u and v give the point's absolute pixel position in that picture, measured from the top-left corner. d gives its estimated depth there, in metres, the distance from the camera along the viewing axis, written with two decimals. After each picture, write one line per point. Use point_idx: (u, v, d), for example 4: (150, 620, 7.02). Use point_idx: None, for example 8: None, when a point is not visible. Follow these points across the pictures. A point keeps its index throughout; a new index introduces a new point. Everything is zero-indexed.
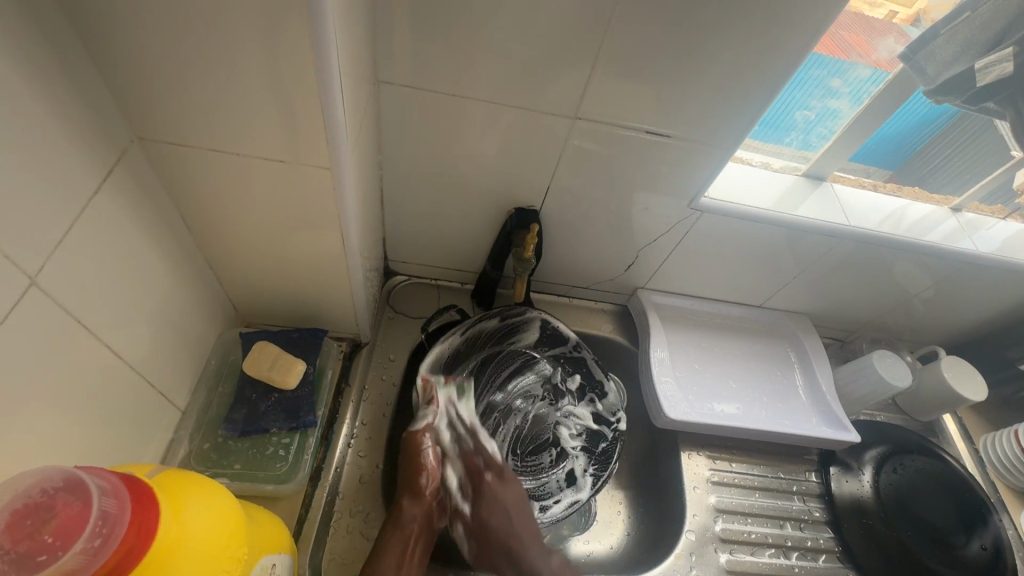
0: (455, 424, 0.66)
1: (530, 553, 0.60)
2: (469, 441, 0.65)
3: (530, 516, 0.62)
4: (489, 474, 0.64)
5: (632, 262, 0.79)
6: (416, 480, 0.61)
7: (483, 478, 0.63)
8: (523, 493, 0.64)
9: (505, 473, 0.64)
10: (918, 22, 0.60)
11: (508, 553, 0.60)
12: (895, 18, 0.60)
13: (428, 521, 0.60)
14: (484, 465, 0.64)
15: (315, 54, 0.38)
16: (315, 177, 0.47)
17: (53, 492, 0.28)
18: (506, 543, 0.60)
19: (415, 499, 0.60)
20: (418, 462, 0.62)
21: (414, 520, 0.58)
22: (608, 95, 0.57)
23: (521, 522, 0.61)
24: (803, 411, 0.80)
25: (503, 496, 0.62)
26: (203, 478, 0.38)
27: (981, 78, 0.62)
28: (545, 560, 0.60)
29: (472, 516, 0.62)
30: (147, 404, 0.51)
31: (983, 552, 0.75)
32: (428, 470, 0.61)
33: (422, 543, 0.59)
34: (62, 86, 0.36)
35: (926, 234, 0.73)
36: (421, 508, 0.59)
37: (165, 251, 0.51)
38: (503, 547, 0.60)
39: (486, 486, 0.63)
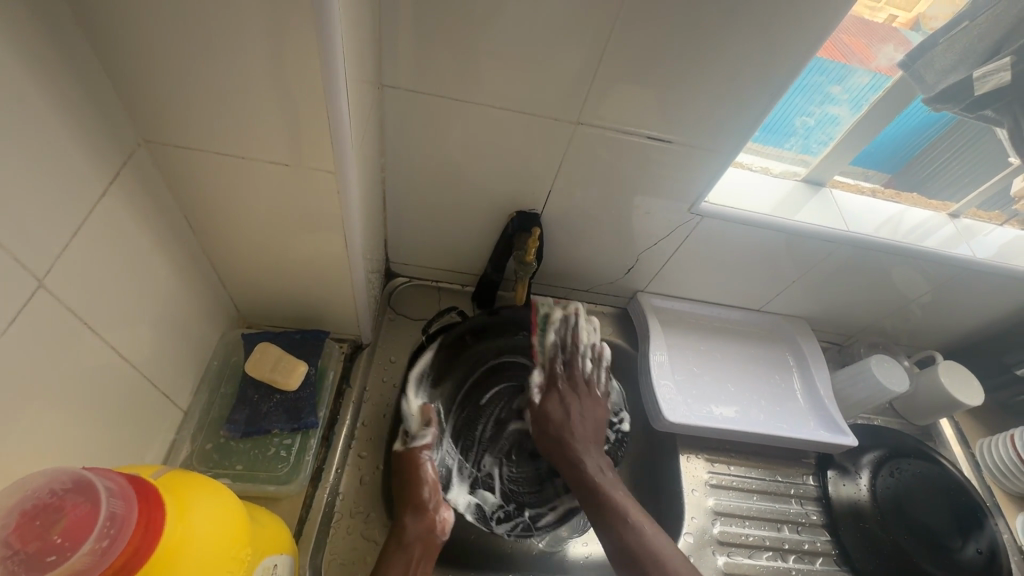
0: (564, 332, 0.77)
1: (577, 451, 0.69)
2: (568, 350, 0.77)
3: (590, 424, 0.72)
4: (564, 382, 0.75)
5: (632, 265, 0.80)
6: (419, 494, 0.61)
7: (560, 382, 0.75)
8: (595, 411, 0.73)
9: (583, 387, 0.75)
10: (917, 27, 0.61)
11: (561, 444, 0.70)
12: (893, 22, 0.60)
13: (433, 533, 0.61)
14: (565, 375, 0.76)
15: (323, 61, 0.38)
16: (320, 180, 0.48)
17: (62, 493, 0.29)
18: (561, 434, 0.70)
19: (418, 514, 0.60)
20: (418, 476, 0.63)
21: (417, 536, 0.59)
22: (611, 100, 0.58)
23: (577, 426, 0.71)
24: (801, 415, 0.80)
25: (571, 401, 0.73)
26: (208, 479, 0.38)
27: (979, 87, 0.62)
28: (589, 460, 0.69)
29: (537, 407, 0.73)
30: (150, 405, 0.52)
31: (979, 556, 0.75)
32: (429, 483, 0.62)
33: (427, 556, 0.59)
34: (71, 90, 0.37)
35: (923, 239, 0.74)
36: (424, 524, 0.60)
37: (169, 253, 0.51)
38: (558, 439, 0.71)
39: (564, 387, 0.74)
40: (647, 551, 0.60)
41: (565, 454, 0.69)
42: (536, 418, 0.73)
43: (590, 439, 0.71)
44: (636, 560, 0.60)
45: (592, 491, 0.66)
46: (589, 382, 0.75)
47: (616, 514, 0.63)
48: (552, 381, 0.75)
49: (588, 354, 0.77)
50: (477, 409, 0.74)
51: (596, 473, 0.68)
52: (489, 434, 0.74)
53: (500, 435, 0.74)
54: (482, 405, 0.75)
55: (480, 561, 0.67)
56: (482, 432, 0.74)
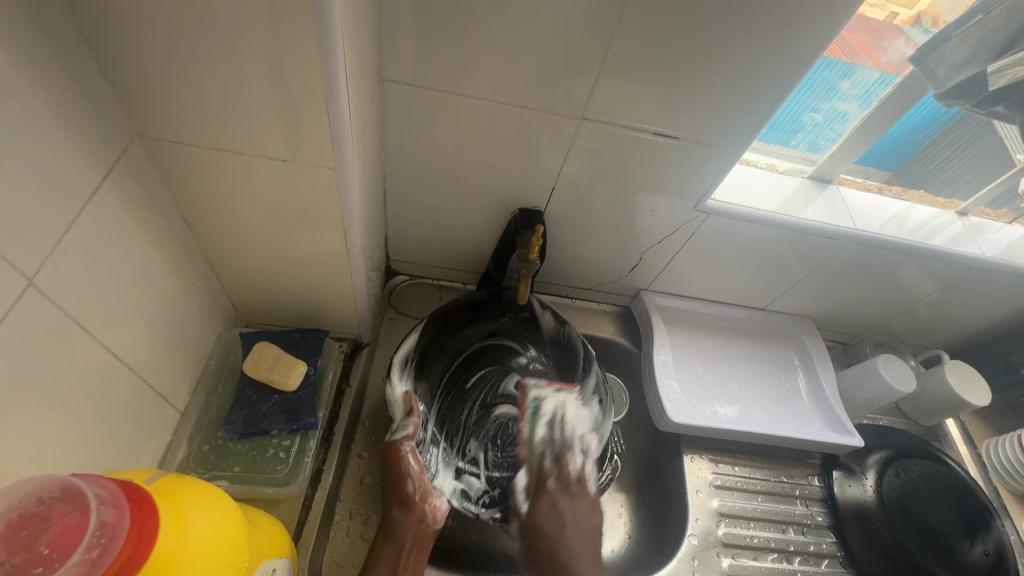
0: (554, 426, 0.70)
1: (571, 559, 0.64)
2: (558, 446, 0.69)
3: (582, 524, 0.67)
4: (554, 483, 0.68)
5: (635, 264, 0.79)
6: (403, 489, 0.60)
7: (552, 481, 0.68)
8: (588, 514, 0.68)
9: (576, 486, 0.68)
10: (919, 23, 0.61)
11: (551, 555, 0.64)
12: (893, 18, 0.60)
13: (425, 523, 0.60)
14: (554, 477, 0.68)
15: (322, 54, 0.37)
16: (319, 177, 0.47)
17: (50, 501, 0.28)
18: (551, 546, 0.65)
19: (404, 507, 0.59)
20: (400, 472, 0.61)
21: (407, 528, 0.59)
22: (616, 96, 0.56)
23: (571, 535, 0.65)
24: (807, 415, 0.80)
25: (563, 505, 0.67)
26: (203, 483, 0.37)
27: (993, 82, 0.58)
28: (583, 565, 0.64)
29: (524, 517, 0.66)
30: (146, 407, 0.51)
31: (986, 558, 0.74)
32: (413, 476, 0.60)
33: (419, 548, 0.59)
34: (62, 83, 0.35)
35: (931, 237, 0.72)
36: (413, 517, 0.59)
37: (164, 251, 0.50)
38: (550, 551, 0.64)
39: (554, 486, 0.68)
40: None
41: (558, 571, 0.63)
42: (525, 530, 0.66)
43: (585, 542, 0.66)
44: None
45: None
46: (581, 480, 0.69)
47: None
48: (541, 483, 0.68)
49: (581, 449, 0.69)
50: (461, 394, 0.73)
51: None
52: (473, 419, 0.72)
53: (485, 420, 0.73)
54: (466, 388, 0.73)
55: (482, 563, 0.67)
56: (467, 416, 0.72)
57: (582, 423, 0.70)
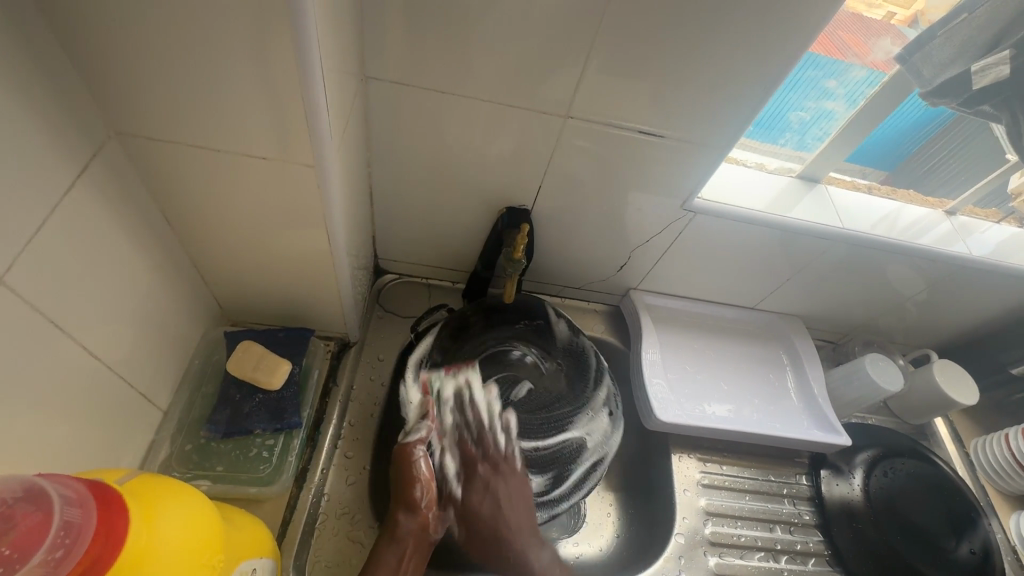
0: (463, 409, 0.66)
1: (517, 545, 0.60)
2: (477, 427, 0.66)
3: (522, 509, 0.62)
4: (482, 467, 0.63)
5: (624, 263, 0.79)
6: (411, 493, 0.59)
7: (480, 466, 0.63)
8: (521, 491, 0.63)
9: (504, 465, 0.64)
10: (915, 23, 0.60)
11: (496, 540, 0.61)
12: (892, 19, 0.59)
13: (426, 531, 0.59)
14: (479, 456, 0.64)
15: (298, 50, 0.37)
16: (299, 175, 0.46)
17: (13, 502, 0.27)
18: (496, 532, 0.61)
19: (411, 513, 0.58)
20: (409, 475, 0.60)
21: (411, 532, 0.58)
22: (601, 94, 0.56)
23: (510, 516, 0.61)
24: (795, 414, 0.80)
25: (496, 487, 0.62)
26: (178, 483, 0.37)
27: (978, 80, 0.61)
28: (531, 550, 0.61)
29: (460, 504, 0.62)
30: (126, 406, 0.50)
31: (973, 556, 0.74)
32: (422, 481, 0.60)
33: (420, 556, 0.58)
34: (33, 79, 0.35)
35: (918, 237, 0.72)
36: (417, 521, 0.58)
37: (144, 249, 0.49)
38: (494, 534, 0.61)
39: (485, 470, 0.63)
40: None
41: (501, 553, 0.61)
42: (462, 518, 0.62)
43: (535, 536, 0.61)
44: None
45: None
46: (508, 458, 0.64)
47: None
48: (470, 467, 0.63)
49: (501, 424, 0.66)
50: None
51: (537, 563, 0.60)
52: None
53: None
54: None
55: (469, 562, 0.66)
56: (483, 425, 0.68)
57: (491, 403, 0.67)
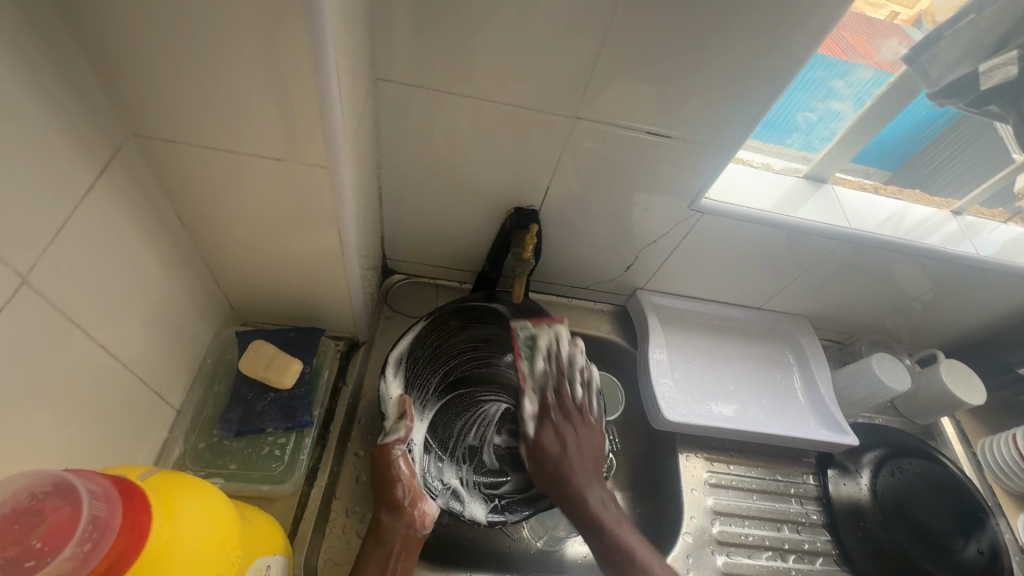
0: (551, 357, 0.69)
1: (578, 489, 0.64)
2: (557, 377, 0.70)
3: (587, 457, 0.66)
4: (556, 413, 0.68)
5: (631, 263, 0.79)
6: (392, 493, 0.59)
7: (554, 412, 0.68)
8: (591, 441, 0.68)
9: (578, 416, 0.69)
10: (918, 23, 0.59)
11: (560, 483, 0.65)
12: (895, 18, 0.59)
13: (414, 528, 0.60)
14: (554, 403, 0.69)
15: (314, 53, 0.37)
16: (312, 176, 0.47)
17: (42, 496, 0.28)
18: (562, 477, 0.65)
19: (393, 513, 0.59)
20: (390, 475, 0.60)
21: (396, 533, 0.59)
22: (609, 95, 0.57)
23: (575, 461, 0.66)
24: (801, 413, 0.80)
25: (566, 433, 0.67)
26: (197, 480, 0.38)
27: (984, 81, 0.62)
28: (592, 496, 0.64)
29: (532, 444, 0.67)
30: (141, 404, 0.51)
31: (981, 556, 0.75)
32: (403, 481, 0.60)
33: (407, 554, 0.59)
34: (54, 82, 0.36)
35: (925, 236, 0.73)
36: (403, 522, 0.59)
37: (160, 250, 0.50)
38: (558, 480, 0.65)
39: (558, 418, 0.68)
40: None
41: (564, 491, 0.64)
42: (532, 453, 0.67)
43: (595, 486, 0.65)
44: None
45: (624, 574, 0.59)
46: (582, 410, 0.69)
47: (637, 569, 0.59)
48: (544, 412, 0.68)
49: (581, 378, 0.70)
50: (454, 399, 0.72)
51: (599, 508, 0.63)
52: (466, 424, 0.72)
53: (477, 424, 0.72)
54: (458, 391, 0.73)
55: (478, 561, 0.67)
56: (460, 425, 0.71)
57: (575, 358, 0.70)
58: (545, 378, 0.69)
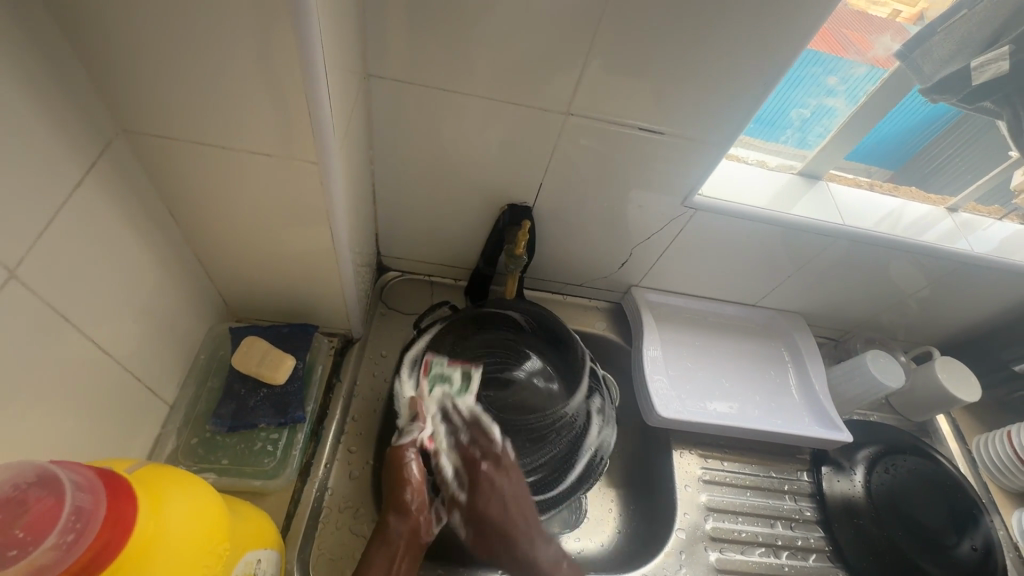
0: (451, 413, 0.66)
1: (525, 547, 0.60)
2: (469, 428, 0.65)
3: (528, 507, 0.62)
4: (486, 463, 0.63)
5: (625, 260, 0.79)
6: (401, 496, 0.58)
7: (483, 464, 0.63)
8: (521, 486, 0.63)
9: (504, 461, 0.64)
10: (921, 20, 0.59)
11: (506, 541, 0.60)
12: (896, 17, 0.60)
13: (416, 534, 0.58)
14: (482, 453, 0.64)
15: (302, 50, 0.37)
16: (303, 172, 0.47)
17: (26, 487, 0.28)
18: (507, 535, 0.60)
19: (400, 516, 0.57)
20: (401, 477, 0.59)
21: (400, 536, 0.57)
22: (600, 91, 0.57)
23: (518, 515, 0.61)
24: (796, 410, 0.80)
25: (500, 486, 0.62)
26: (186, 474, 0.38)
27: (978, 76, 0.61)
28: (540, 548, 0.60)
29: (469, 505, 0.62)
30: (134, 399, 0.51)
31: (974, 553, 0.75)
32: (413, 484, 0.59)
33: (410, 558, 0.57)
34: (42, 78, 0.36)
35: (919, 232, 0.73)
36: (407, 525, 0.57)
37: (151, 246, 0.50)
38: (506, 539, 0.60)
39: (488, 468, 0.62)
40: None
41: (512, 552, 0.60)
42: (470, 517, 0.62)
43: (546, 542, 0.61)
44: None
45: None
46: (505, 453, 0.64)
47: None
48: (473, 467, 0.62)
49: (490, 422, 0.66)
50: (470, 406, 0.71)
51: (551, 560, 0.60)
52: None
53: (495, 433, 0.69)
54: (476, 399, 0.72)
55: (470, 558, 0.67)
56: None
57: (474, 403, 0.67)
58: (465, 438, 0.64)
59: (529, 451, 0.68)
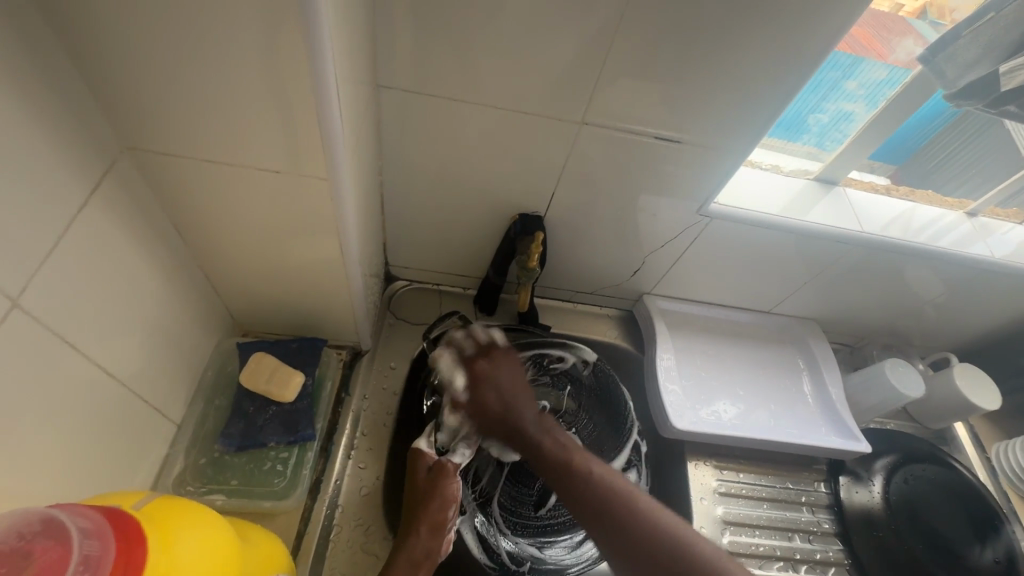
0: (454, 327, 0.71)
1: (524, 425, 0.63)
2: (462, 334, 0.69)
3: (522, 385, 0.66)
4: (481, 358, 0.67)
5: (638, 267, 0.78)
6: (442, 514, 0.58)
7: (478, 359, 0.66)
8: (517, 371, 0.67)
9: (497, 351, 0.68)
10: (924, 14, 0.58)
11: (506, 428, 0.64)
12: (898, 10, 0.57)
13: (436, 553, 0.57)
14: (476, 352, 0.67)
15: (313, 64, 0.36)
16: (313, 187, 0.46)
17: (30, 537, 0.27)
18: (506, 417, 0.64)
19: (434, 533, 0.58)
20: (446, 495, 0.59)
21: (427, 554, 0.57)
22: (615, 100, 0.55)
23: (515, 399, 0.64)
24: (813, 420, 0.78)
25: (497, 375, 0.65)
26: (197, 507, 0.37)
27: (1007, 82, 0.54)
28: (532, 422, 0.64)
29: (470, 402, 0.64)
30: (140, 422, 0.50)
31: (997, 565, 0.73)
32: (453, 504, 0.59)
33: None
34: (45, 99, 0.35)
35: (939, 238, 0.71)
36: (432, 541, 0.57)
37: (157, 264, 0.49)
38: (505, 426, 0.64)
39: (484, 362, 0.66)
40: (655, 545, 0.50)
41: (514, 434, 0.63)
42: (472, 411, 0.64)
43: (535, 419, 0.64)
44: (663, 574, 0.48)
45: (581, 499, 0.56)
46: (497, 344, 0.68)
47: (585, 482, 0.57)
48: (469, 363, 0.66)
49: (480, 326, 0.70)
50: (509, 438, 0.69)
51: (551, 442, 0.61)
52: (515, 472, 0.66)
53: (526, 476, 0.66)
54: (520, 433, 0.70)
55: None
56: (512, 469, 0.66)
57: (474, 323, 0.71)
58: (460, 343, 0.68)
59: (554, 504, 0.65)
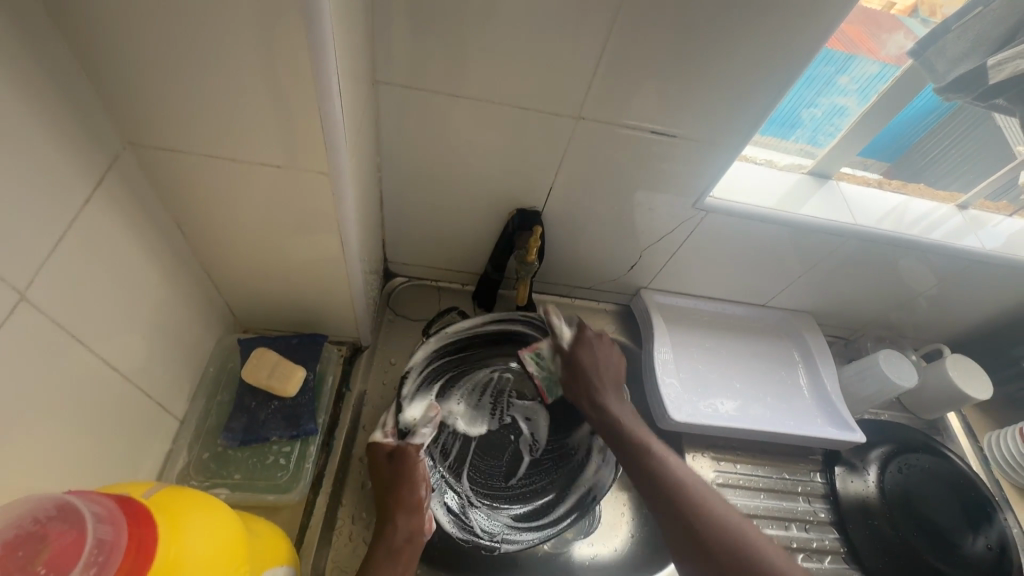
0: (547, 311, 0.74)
1: (602, 400, 0.68)
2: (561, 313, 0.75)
3: (615, 373, 0.71)
4: (590, 330, 0.73)
5: (635, 262, 0.78)
6: (415, 495, 0.59)
7: (588, 328, 0.73)
8: (615, 362, 0.72)
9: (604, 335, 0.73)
10: (915, 13, 0.59)
11: (586, 395, 0.69)
12: (891, 8, 0.58)
13: (416, 534, 0.58)
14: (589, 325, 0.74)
15: (314, 59, 0.36)
16: (313, 182, 0.46)
17: (45, 521, 0.28)
18: (591, 388, 0.69)
19: (411, 514, 0.58)
20: (413, 475, 0.60)
21: (408, 538, 0.57)
22: (611, 95, 0.56)
23: (603, 377, 0.70)
24: (808, 411, 0.79)
25: (596, 348, 0.72)
26: (204, 495, 0.37)
27: (995, 75, 0.57)
28: (613, 404, 0.68)
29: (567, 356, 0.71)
30: (143, 417, 0.51)
31: (989, 551, 0.75)
32: (423, 483, 0.60)
33: (410, 558, 0.57)
34: (50, 95, 0.35)
35: (930, 230, 0.72)
36: (411, 523, 0.58)
37: (159, 260, 0.49)
38: (587, 394, 0.69)
39: (591, 334, 0.73)
40: (721, 535, 0.55)
41: (591, 402, 0.69)
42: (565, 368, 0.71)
43: (618, 404, 0.69)
44: (717, 562, 0.54)
45: (655, 481, 0.60)
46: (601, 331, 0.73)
47: (657, 465, 0.61)
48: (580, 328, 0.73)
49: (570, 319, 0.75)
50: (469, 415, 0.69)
51: (626, 425, 0.66)
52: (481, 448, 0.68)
53: (491, 449, 0.69)
54: (480, 407, 0.70)
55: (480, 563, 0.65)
56: (476, 445, 0.68)
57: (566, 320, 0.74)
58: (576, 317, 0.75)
59: (524, 474, 0.68)
